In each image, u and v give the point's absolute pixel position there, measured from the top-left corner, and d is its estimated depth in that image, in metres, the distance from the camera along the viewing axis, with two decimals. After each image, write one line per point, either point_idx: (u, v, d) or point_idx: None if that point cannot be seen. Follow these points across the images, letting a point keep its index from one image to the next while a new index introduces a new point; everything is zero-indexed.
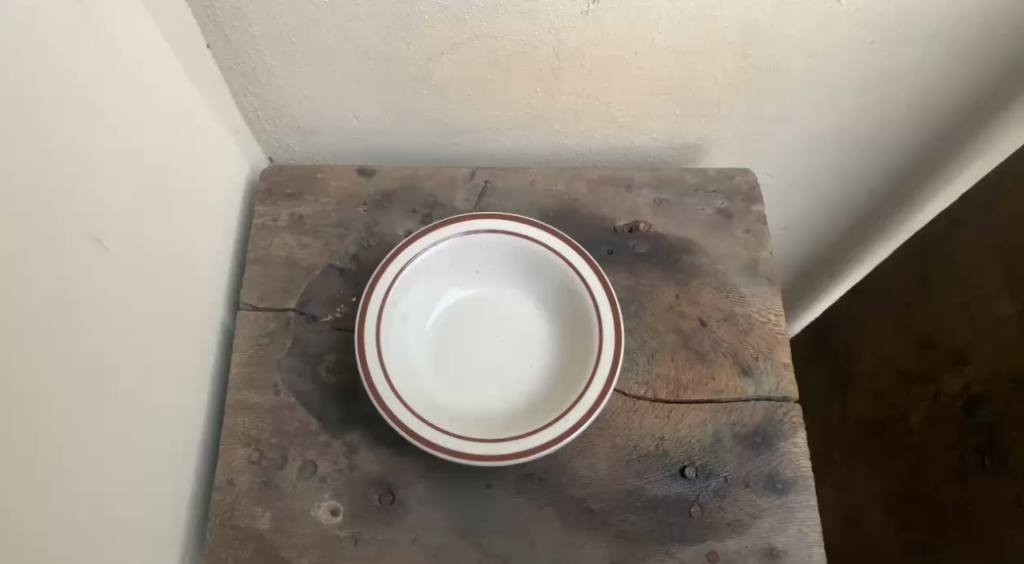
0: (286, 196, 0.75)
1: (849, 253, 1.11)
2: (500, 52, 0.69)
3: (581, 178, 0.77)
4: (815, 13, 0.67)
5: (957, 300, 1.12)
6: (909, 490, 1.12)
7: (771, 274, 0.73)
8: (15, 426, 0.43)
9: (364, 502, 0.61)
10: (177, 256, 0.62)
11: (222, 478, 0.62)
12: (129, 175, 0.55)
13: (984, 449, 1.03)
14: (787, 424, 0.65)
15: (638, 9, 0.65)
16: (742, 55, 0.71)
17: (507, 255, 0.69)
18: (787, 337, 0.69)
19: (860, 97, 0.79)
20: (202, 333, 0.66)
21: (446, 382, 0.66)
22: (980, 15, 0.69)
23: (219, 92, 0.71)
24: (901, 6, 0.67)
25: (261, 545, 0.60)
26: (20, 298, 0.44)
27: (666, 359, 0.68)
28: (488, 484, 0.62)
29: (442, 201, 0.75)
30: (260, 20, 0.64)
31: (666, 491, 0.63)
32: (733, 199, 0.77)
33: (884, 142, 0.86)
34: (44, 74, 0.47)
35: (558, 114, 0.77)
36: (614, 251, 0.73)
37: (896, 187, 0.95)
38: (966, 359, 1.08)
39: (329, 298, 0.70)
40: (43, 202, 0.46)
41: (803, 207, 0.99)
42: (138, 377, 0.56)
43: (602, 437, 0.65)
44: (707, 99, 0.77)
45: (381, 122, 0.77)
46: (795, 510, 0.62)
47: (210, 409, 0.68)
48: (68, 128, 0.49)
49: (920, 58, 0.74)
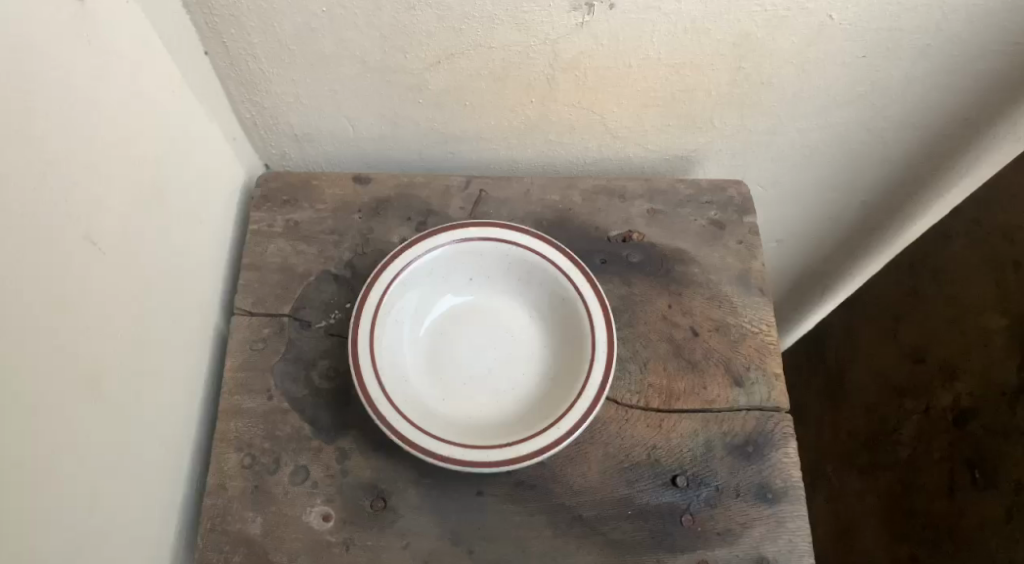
0: (282, 202, 0.75)
1: (842, 264, 1.12)
2: (496, 62, 0.70)
3: (575, 188, 0.78)
4: (807, 27, 0.68)
5: (947, 314, 1.12)
6: (901, 502, 1.12)
7: (763, 284, 0.73)
8: (14, 428, 0.44)
9: (355, 507, 0.61)
10: (172, 260, 0.62)
11: (214, 482, 0.62)
12: (125, 178, 0.56)
13: (975, 461, 1.03)
14: (779, 435, 0.66)
15: (633, 22, 0.66)
16: (736, 68, 0.72)
17: (503, 262, 0.70)
18: (779, 348, 0.70)
19: (851, 111, 0.79)
20: (195, 337, 0.66)
21: (440, 389, 0.66)
22: (968, 31, 0.70)
23: (218, 99, 0.71)
24: (892, 22, 0.68)
25: (252, 549, 0.60)
26: (18, 299, 0.45)
27: (659, 367, 0.68)
28: (480, 491, 0.63)
29: (437, 209, 0.75)
30: (258, 29, 0.65)
31: (658, 500, 0.63)
32: (726, 210, 0.77)
33: (875, 155, 0.87)
34: (44, 77, 0.47)
35: (553, 125, 0.78)
36: (607, 260, 0.74)
37: (889, 200, 0.96)
38: (954, 371, 1.09)
39: (323, 304, 0.70)
40: (42, 204, 0.47)
41: (796, 220, 1.00)
42: (132, 379, 0.56)
43: (594, 445, 0.65)
44: (700, 111, 0.77)
45: (378, 130, 0.77)
46: (786, 520, 0.62)
47: (203, 413, 0.68)
48: (67, 131, 0.49)
49: (910, 73, 0.75)
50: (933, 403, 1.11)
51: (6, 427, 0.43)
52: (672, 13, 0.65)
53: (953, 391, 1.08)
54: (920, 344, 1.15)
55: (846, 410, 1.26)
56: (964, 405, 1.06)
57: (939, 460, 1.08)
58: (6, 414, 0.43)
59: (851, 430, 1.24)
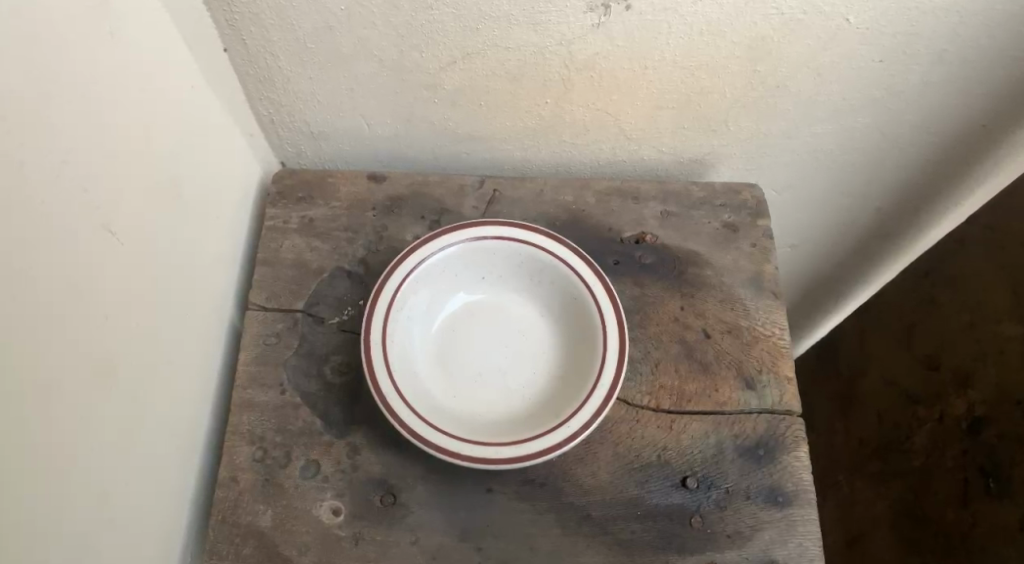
0: (297, 199, 0.76)
1: (855, 271, 1.11)
2: (510, 62, 0.70)
3: (588, 189, 0.78)
4: (824, 30, 0.68)
5: (962, 322, 1.13)
6: (913, 511, 1.11)
7: (776, 287, 0.73)
8: (15, 423, 0.43)
9: (364, 503, 0.62)
10: (187, 254, 0.63)
11: (225, 475, 0.63)
12: (142, 173, 0.56)
13: (988, 470, 1.04)
14: (790, 437, 0.65)
15: (648, 23, 0.66)
16: (751, 71, 0.72)
17: (514, 261, 0.70)
18: (790, 351, 0.69)
19: (867, 115, 0.79)
20: (208, 332, 0.67)
21: (450, 386, 0.67)
22: (985, 37, 0.70)
23: (236, 95, 0.72)
24: (909, 26, 0.68)
25: (262, 542, 0.60)
26: (29, 286, 0.45)
27: (670, 368, 0.68)
28: (489, 489, 0.63)
29: (451, 207, 0.76)
30: (276, 26, 0.66)
31: (667, 501, 0.63)
32: (739, 213, 0.77)
33: (891, 161, 0.87)
34: (65, 70, 0.48)
35: (567, 126, 0.78)
36: (620, 261, 0.74)
37: (903, 206, 0.96)
38: (969, 380, 1.09)
39: (337, 301, 0.70)
40: (60, 195, 0.47)
41: (809, 225, 1.00)
42: (144, 372, 0.56)
43: (604, 445, 0.65)
44: (715, 114, 0.77)
45: (392, 129, 0.78)
46: (797, 524, 0.62)
47: (215, 406, 0.68)
48: (89, 123, 0.50)
49: (927, 78, 0.75)
50: (948, 412, 1.11)
51: (8, 426, 0.43)
52: (688, 15, 0.65)
53: (967, 398, 1.09)
54: (935, 351, 1.15)
55: (857, 416, 1.24)
56: (977, 412, 1.07)
57: (953, 469, 1.08)
58: (7, 411, 0.43)
59: (861, 438, 1.22)
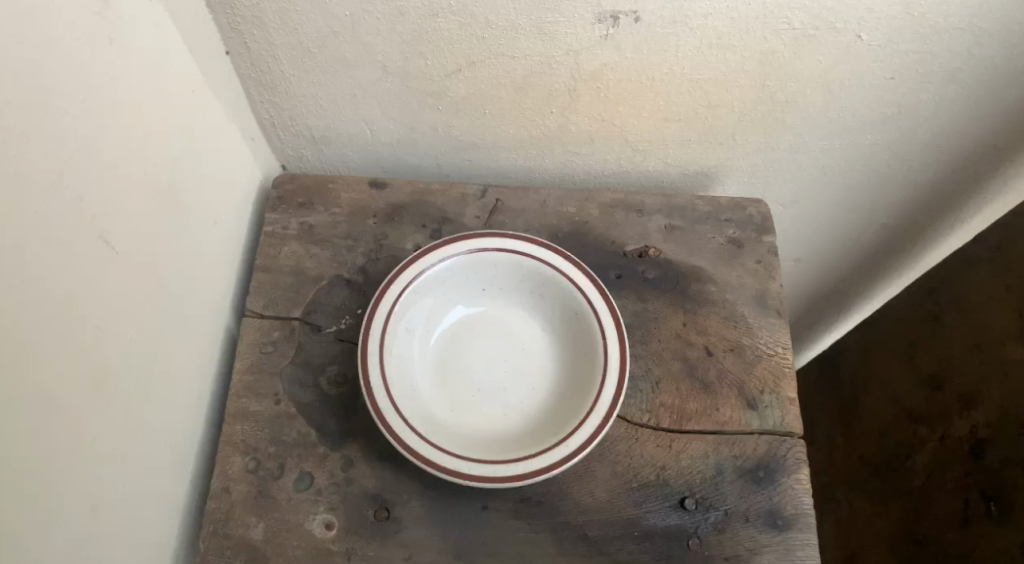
0: (297, 205, 0.75)
1: (860, 285, 1.10)
2: (517, 71, 0.69)
3: (592, 200, 0.77)
4: (836, 46, 0.67)
5: (967, 343, 1.11)
6: (912, 532, 1.10)
7: (780, 305, 0.72)
8: (9, 440, 0.43)
9: (358, 517, 0.61)
10: (185, 262, 0.62)
11: (219, 485, 0.62)
12: (140, 181, 0.55)
13: (990, 494, 1.02)
14: (791, 461, 0.64)
15: (659, 35, 0.65)
16: (760, 85, 0.71)
17: (516, 274, 0.69)
18: (794, 372, 0.68)
19: (876, 132, 0.78)
20: (205, 339, 0.66)
21: (447, 401, 0.66)
22: (1000, 56, 0.69)
23: (237, 99, 0.71)
24: (922, 44, 0.67)
25: (253, 555, 0.59)
26: (29, 296, 0.44)
27: (671, 387, 0.67)
28: (484, 505, 0.62)
29: (452, 217, 0.75)
30: (280, 30, 0.65)
31: (664, 522, 0.62)
32: (745, 229, 0.76)
33: (900, 178, 0.86)
34: (66, 76, 0.47)
35: (572, 135, 0.77)
36: (623, 275, 0.73)
37: (911, 222, 0.94)
38: (972, 400, 1.08)
39: (334, 309, 0.70)
40: (56, 203, 0.46)
41: (814, 240, 0.99)
42: (138, 382, 0.55)
43: (602, 464, 0.64)
44: (722, 128, 0.76)
45: (396, 136, 0.77)
46: (797, 548, 0.61)
47: (210, 415, 0.68)
48: (89, 131, 0.49)
49: (940, 96, 0.74)
50: (951, 432, 1.09)
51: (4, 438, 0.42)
52: (698, 29, 0.64)
53: (970, 420, 1.07)
54: (937, 371, 1.14)
55: (854, 433, 1.24)
56: (981, 434, 1.05)
57: (953, 490, 1.06)
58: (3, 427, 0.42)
59: (862, 454, 1.22)
